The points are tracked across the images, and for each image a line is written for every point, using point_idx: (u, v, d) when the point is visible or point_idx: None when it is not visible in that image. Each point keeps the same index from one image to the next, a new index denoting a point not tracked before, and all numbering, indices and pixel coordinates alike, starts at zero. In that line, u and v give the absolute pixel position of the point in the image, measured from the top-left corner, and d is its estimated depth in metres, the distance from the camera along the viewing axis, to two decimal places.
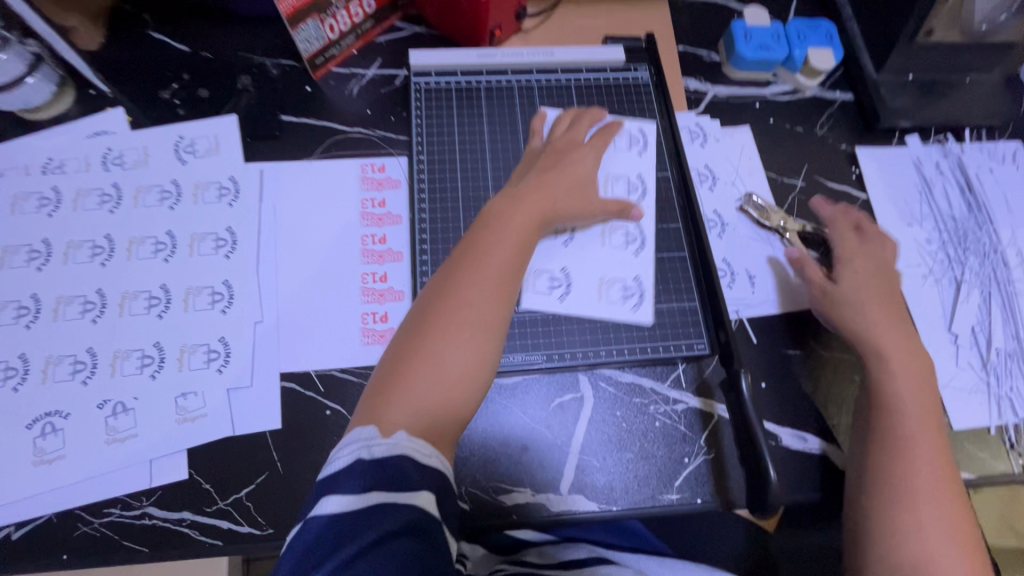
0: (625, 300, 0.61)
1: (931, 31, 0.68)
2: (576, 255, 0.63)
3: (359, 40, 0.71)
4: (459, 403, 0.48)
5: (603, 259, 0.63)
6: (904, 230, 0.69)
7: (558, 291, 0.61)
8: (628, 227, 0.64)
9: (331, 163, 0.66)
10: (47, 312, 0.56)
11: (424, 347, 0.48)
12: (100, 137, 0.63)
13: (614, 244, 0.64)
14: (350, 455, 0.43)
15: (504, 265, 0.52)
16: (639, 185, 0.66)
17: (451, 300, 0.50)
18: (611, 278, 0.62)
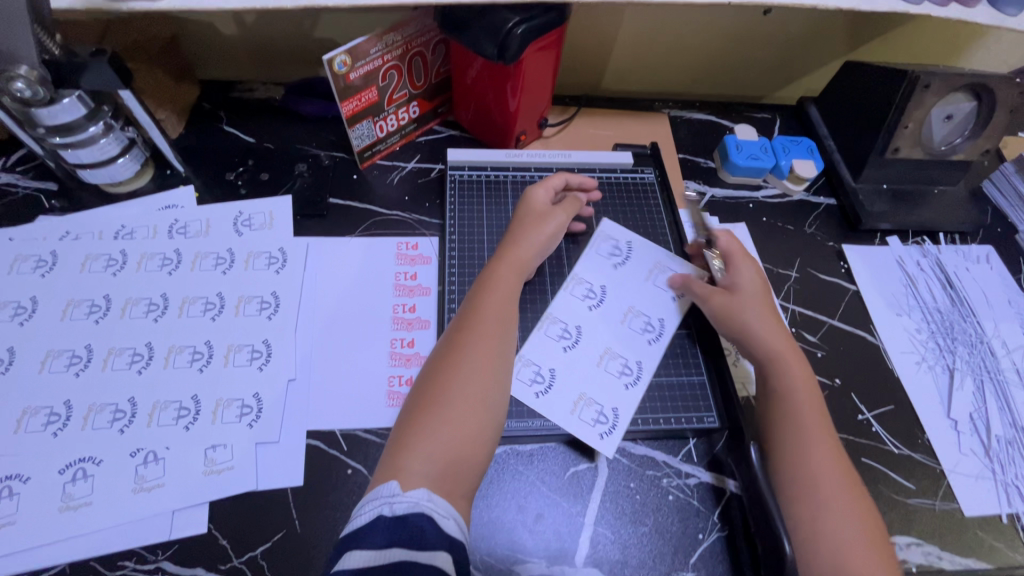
0: (592, 425, 0.61)
1: (898, 149, 0.79)
2: (567, 360, 0.65)
3: (402, 139, 0.82)
4: (473, 440, 0.51)
5: (597, 381, 0.64)
6: (893, 319, 0.74)
7: (536, 387, 0.63)
8: (630, 361, 0.66)
9: (371, 240, 0.73)
10: (97, 361, 0.60)
11: (432, 395, 0.52)
12: (169, 209, 0.71)
13: (609, 369, 0.65)
14: (371, 511, 0.45)
15: (492, 312, 0.58)
16: (658, 330, 0.68)
17: (452, 351, 0.55)
18: (587, 400, 0.63)
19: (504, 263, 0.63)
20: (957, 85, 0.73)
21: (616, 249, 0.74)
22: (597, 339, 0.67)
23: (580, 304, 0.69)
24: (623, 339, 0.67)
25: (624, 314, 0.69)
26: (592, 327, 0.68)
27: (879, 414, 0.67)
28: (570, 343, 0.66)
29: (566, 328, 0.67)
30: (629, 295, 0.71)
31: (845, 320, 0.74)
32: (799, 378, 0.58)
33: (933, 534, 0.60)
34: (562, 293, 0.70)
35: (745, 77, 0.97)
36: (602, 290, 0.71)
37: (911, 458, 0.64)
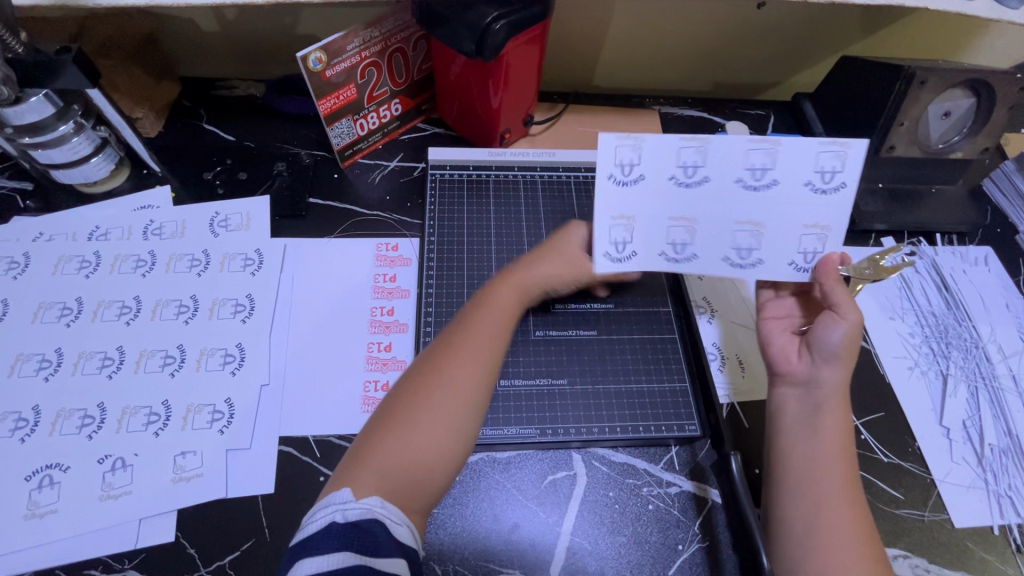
0: (609, 241, 0.55)
1: (893, 148, 0.77)
2: (705, 169, 0.54)
3: (384, 137, 0.80)
4: (437, 462, 0.49)
5: (673, 203, 0.55)
6: (885, 322, 0.72)
7: (615, 172, 0.54)
8: (689, 249, 0.55)
9: (350, 241, 0.71)
10: (68, 365, 0.59)
11: (396, 406, 0.51)
12: (145, 210, 0.70)
13: (672, 231, 0.55)
14: (325, 517, 0.45)
15: (476, 332, 0.55)
16: (746, 264, 0.56)
17: (427, 365, 0.53)
18: (629, 225, 0.55)
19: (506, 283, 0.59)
20: (954, 81, 0.71)
21: (828, 178, 0.54)
22: (688, 202, 0.55)
23: (742, 160, 0.54)
24: (704, 233, 0.55)
25: (739, 216, 0.55)
26: (712, 161, 0.54)
27: (869, 421, 0.65)
28: (687, 184, 0.54)
29: (693, 168, 0.54)
30: (771, 204, 0.55)
31: None
32: (836, 394, 0.54)
33: (922, 545, 0.58)
34: (737, 145, 0.53)
35: (739, 72, 0.95)
36: (770, 167, 0.54)
37: (900, 467, 0.62)
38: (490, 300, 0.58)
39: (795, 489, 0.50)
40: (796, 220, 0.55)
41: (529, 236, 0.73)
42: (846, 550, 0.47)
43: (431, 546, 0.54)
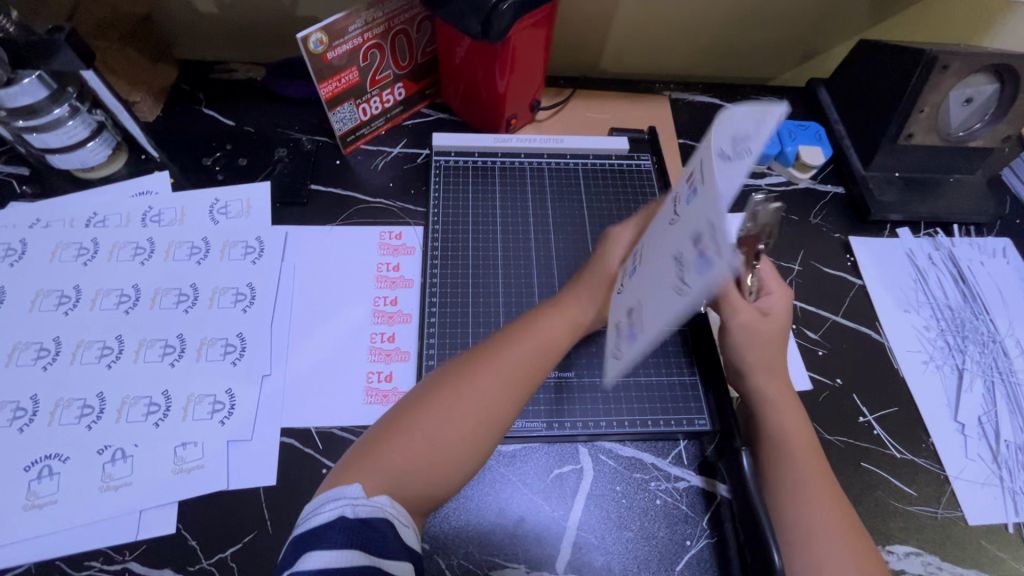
0: (685, 294, 0.36)
1: (911, 136, 0.74)
2: (710, 207, 0.32)
3: (387, 123, 0.78)
4: (449, 467, 0.48)
5: (658, 305, 0.40)
6: (900, 315, 0.71)
7: (707, 233, 0.33)
8: (638, 313, 0.44)
9: (352, 229, 0.70)
10: (66, 355, 0.58)
11: (420, 410, 0.50)
12: (143, 196, 0.69)
13: (649, 300, 0.42)
14: (334, 510, 0.43)
15: (521, 363, 0.53)
16: (659, 253, 0.51)
17: (462, 379, 0.51)
18: (698, 311, 0.37)
19: (561, 313, 0.57)
20: (978, 66, 0.68)
21: (672, 156, 0.42)
22: (682, 235, 0.37)
23: (720, 151, 0.32)
24: (650, 280, 0.43)
25: (664, 237, 0.42)
26: (709, 188, 0.33)
27: (882, 416, 0.64)
28: (700, 249, 0.34)
29: (711, 242, 0.33)
30: (664, 229, 0.43)
31: (849, 316, 0.71)
32: (785, 394, 0.56)
33: (935, 543, 0.57)
34: (731, 126, 0.32)
35: (753, 56, 0.92)
36: (700, 192, 0.35)
37: (914, 463, 0.61)
38: (539, 328, 0.56)
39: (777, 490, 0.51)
40: (659, 212, 0.45)
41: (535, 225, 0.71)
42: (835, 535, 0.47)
43: (436, 540, 0.54)
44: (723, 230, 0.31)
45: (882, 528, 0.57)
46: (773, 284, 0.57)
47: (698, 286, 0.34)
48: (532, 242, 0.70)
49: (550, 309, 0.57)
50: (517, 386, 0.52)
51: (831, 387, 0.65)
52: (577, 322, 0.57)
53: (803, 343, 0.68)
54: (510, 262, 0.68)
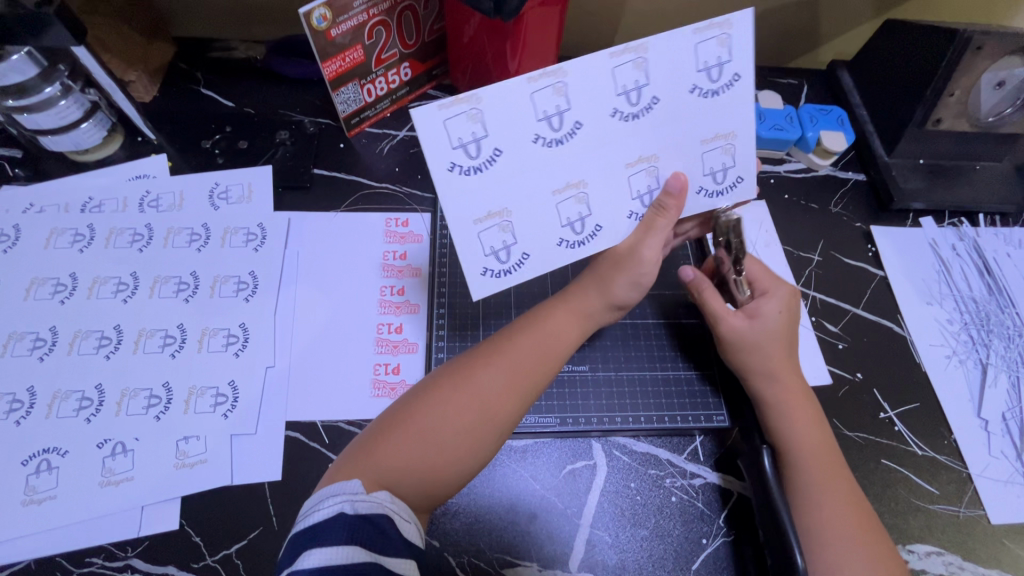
0: (487, 253, 0.48)
1: (939, 121, 0.72)
2: (491, 137, 0.44)
3: (393, 105, 0.75)
4: (447, 465, 0.47)
5: (530, 191, 0.47)
6: (922, 308, 0.68)
7: (455, 155, 0.44)
8: (587, 222, 0.49)
9: (357, 215, 0.67)
10: (63, 345, 0.56)
11: (417, 407, 0.48)
12: (140, 180, 0.66)
13: (562, 207, 0.48)
14: (333, 507, 0.42)
15: (523, 361, 0.50)
16: (722, 189, 0.52)
17: (462, 376, 0.49)
18: (504, 223, 0.47)
19: (567, 305, 0.54)
20: (1013, 47, 0.65)
21: (715, 72, 0.47)
22: (565, 165, 0.47)
23: (608, 90, 0.45)
24: (595, 195, 0.49)
25: (627, 159, 0.48)
26: (579, 98, 0.45)
27: (903, 412, 0.62)
28: (557, 139, 0.45)
29: (475, 143, 0.44)
30: (660, 131, 0.48)
31: (870, 309, 0.68)
32: (796, 388, 0.54)
33: (957, 543, 0.56)
34: (585, 71, 0.44)
35: (774, 37, 0.88)
36: (646, 83, 0.46)
37: (935, 461, 0.60)
38: (544, 322, 0.53)
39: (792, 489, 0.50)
40: (694, 137, 0.49)
41: None
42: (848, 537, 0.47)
43: (446, 537, 0.52)
44: (476, 111, 0.43)
45: (903, 527, 0.56)
46: (767, 280, 0.59)
47: (469, 224, 0.46)
48: None
49: (555, 301, 0.54)
50: (520, 384, 0.49)
51: (851, 382, 0.63)
52: (583, 312, 0.54)
53: (823, 336, 0.66)
54: None
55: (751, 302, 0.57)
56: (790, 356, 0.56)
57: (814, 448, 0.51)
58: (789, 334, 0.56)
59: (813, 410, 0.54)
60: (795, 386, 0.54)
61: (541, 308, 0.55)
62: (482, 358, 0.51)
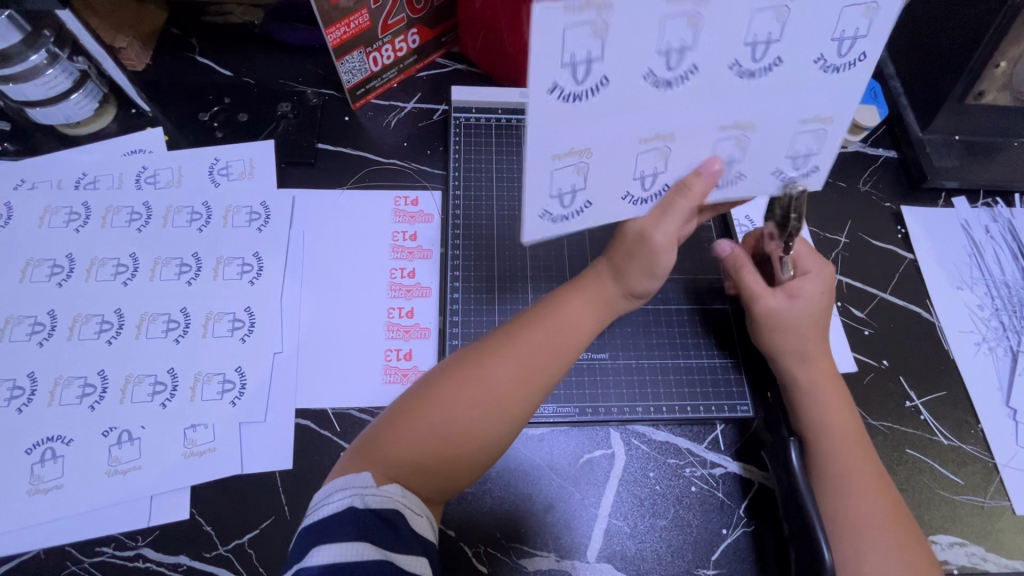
0: (551, 195, 0.44)
1: (982, 94, 0.68)
2: (605, 62, 0.37)
3: (400, 75, 0.71)
4: (457, 460, 0.45)
5: (617, 136, 0.42)
6: (953, 293, 0.66)
7: (560, 76, 0.36)
8: (657, 179, 0.46)
9: (365, 193, 0.64)
10: (63, 329, 0.54)
11: (426, 400, 0.46)
12: (136, 155, 0.63)
13: (641, 159, 0.44)
14: (342, 500, 0.40)
15: (539, 351, 0.48)
16: (799, 174, 0.49)
17: (473, 367, 0.47)
18: (581, 163, 0.42)
19: (583, 294, 0.51)
20: None
21: (847, 47, 0.41)
22: (658, 115, 0.41)
23: (739, 36, 0.39)
24: (678, 152, 0.44)
25: (722, 121, 0.43)
26: (705, 41, 0.38)
27: (929, 400, 0.60)
28: (665, 82, 0.39)
29: (586, 64, 0.36)
30: (767, 96, 0.43)
31: (898, 294, 0.66)
32: (828, 380, 0.52)
33: (980, 533, 0.55)
34: (727, 6, 0.37)
35: None
36: (777, 38, 0.39)
37: (962, 451, 0.58)
38: (557, 311, 0.50)
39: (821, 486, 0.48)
40: (794, 113, 0.44)
41: None
42: (878, 536, 0.45)
43: (462, 526, 0.51)
44: (602, 23, 0.35)
45: (927, 517, 0.55)
46: (809, 260, 0.55)
47: (547, 161, 0.41)
48: None
49: (571, 289, 0.52)
50: (535, 377, 0.47)
51: (877, 369, 0.61)
52: (601, 302, 0.51)
53: (849, 322, 0.64)
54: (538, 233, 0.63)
55: (791, 280, 0.55)
56: (824, 340, 0.53)
57: (844, 443, 0.49)
58: (823, 319, 0.53)
59: (845, 404, 0.51)
60: (824, 378, 0.52)
61: (557, 296, 0.52)
62: (494, 349, 0.48)
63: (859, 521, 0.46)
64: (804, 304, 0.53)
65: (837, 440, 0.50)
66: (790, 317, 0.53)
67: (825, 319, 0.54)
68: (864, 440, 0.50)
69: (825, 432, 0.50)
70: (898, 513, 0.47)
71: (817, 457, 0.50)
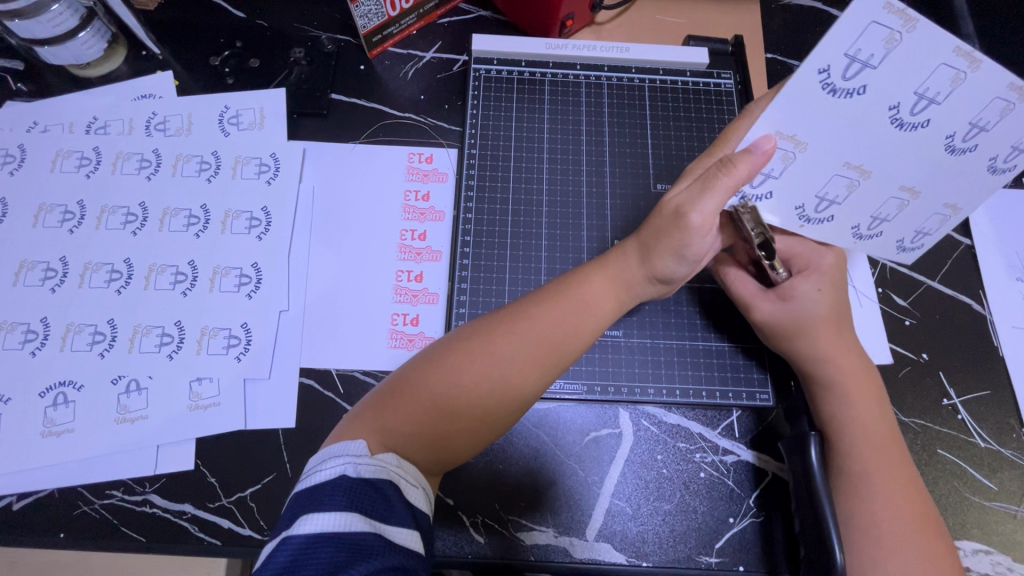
0: None
1: None
2: (876, 74, 0.36)
3: (419, 20, 0.66)
4: (451, 437, 0.43)
5: (836, 149, 0.41)
6: (1010, 285, 0.60)
7: (837, 63, 0.36)
8: (768, 180, 0.44)
9: (377, 149, 0.61)
10: (74, 277, 0.54)
11: (428, 374, 0.44)
12: (146, 100, 0.61)
13: (831, 181, 0.43)
14: (335, 468, 0.39)
15: (550, 331, 0.45)
16: (866, 236, 0.47)
17: (480, 344, 0.44)
18: (792, 153, 0.41)
19: (604, 271, 0.47)
20: None
21: (972, 135, 0.38)
22: (869, 145, 0.40)
23: (912, 80, 0.36)
24: (865, 192, 0.43)
25: (903, 181, 0.42)
26: (890, 68, 0.35)
27: (970, 399, 0.56)
28: (903, 123, 0.38)
29: (861, 65, 0.35)
30: (949, 175, 0.41)
31: (947, 283, 0.60)
32: (854, 373, 0.48)
33: (1009, 542, 0.51)
34: (992, 81, 0.35)
35: None
36: (942, 100, 0.36)
37: (1000, 455, 0.54)
38: (572, 287, 0.46)
39: (843, 485, 0.45)
40: (944, 200, 0.43)
41: (587, 153, 0.62)
42: (898, 544, 0.43)
43: (461, 496, 0.51)
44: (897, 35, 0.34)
45: (953, 522, 0.52)
46: (806, 254, 0.51)
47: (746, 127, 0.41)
48: (580, 176, 0.61)
49: (591, 264, 0.48)
50: (546, 360, 0.44)
51: (914, 363, 0.57)
52: (623, 281, 0.47)
53: (888, 310, 0.59)
54: (556, 198, 0.60)
55: (787, 284, 0.50)
56: (842, 333, 0.49)
57: (870, 446, 0.46)
58: (839, 311, 0.49)
59: (876, 400, 0.48)
60: (849, 371, 0.48)
61: (577, 271, 0.48)
62: (504, 326, 0.45)
63: (878, 527, 0.43)
64: (824, 296, 0.49)
65: (862, 441, 0.46)
66: (807, 312, 0.48)
67: (845, 311, 0.50)
68: (895, 442, 0.47)
69: (849, 428, 0.47)
70: (925, 521, 0.44)
71: (838, 454, 0.46)
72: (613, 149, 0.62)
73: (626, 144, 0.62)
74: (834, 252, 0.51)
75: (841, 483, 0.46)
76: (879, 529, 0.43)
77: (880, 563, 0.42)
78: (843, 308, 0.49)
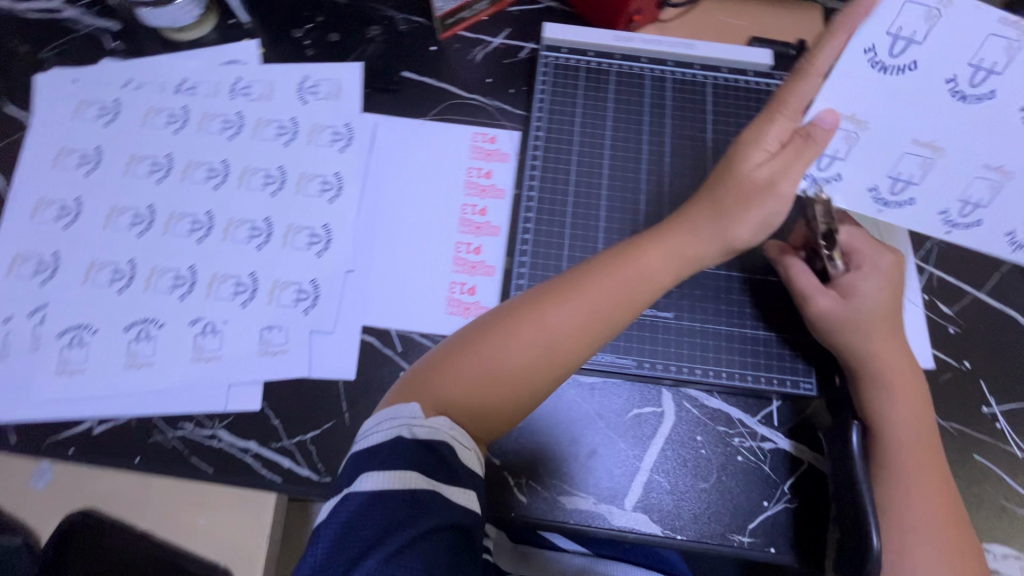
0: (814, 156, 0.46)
1: None
2: (922, 49, 0.39)
3: (491, 6, 0.69)
4: (500, 399, 0.46)
5: (902, 129, 0.44)
6: None
7: (881, 42, 0.40)
8: (835, 162, 0.47)
9: (445, 126, 0.64)
10: (159, 224, 0.58)
11: (478, 341, 0.46)
12: (232, 65, 0.65)
13: (904, 160, 0.45)
14: (389, 430, 0.42)
15: (597, 303, 0.46)
16: (960, 223, 0.48)
17: (529, 314, 0.47)
18: (855, 133, 0.45)
19: (671, 239, 0.48)
20: None
21: None
22: (940, 124, 0.43)
23: (966, 51, 0.39)
24: (941, 168, 0.45)
25: (988, 159, 0.44)
26: (935, 42, 0.39)
27: (1010, 409, 0.57)
28: (965, 95, 0.41)
29: (908, 41, 0.39)
30: None
31: (994, 295, 0.61)
32: (900, 372, 0.49)
33: None
34: None
35: None
36: (1000, 70, 0.39)
37: None
38: (621, 262, 0.48)
39: (883, 478, 0.47)
40: None
41: (648, 143, 0.64)
42: (929, 537, 0.44)
43: (508, 458, 0.53)
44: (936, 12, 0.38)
45: (984, 525, 0.53)
46: (866, 251, 0.51)
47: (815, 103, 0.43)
48: (639, 165, 0.63)
49: (652, 232, 0.49)
50: (593, 330, 0.46)
51: (956, 370, 0.58)
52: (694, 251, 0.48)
53: (933, 317, 0.60)
54: (615, 184, 0.62)
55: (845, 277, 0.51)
56: (895, 333, 0.50)
57: (908, 442, 0.47)
58: (894, 311, 0.50)
59: (918, 399, 0.49)
60: (896, 370, 0.49)
61: (630, 243, 0.49)
62: (551, 297, 0.47)
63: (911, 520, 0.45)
64: (880, 296, 0.49)
65: (899, 437, 0.48)
66: (862, 309, 0.49)
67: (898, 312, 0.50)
68: (930, 440, 0.48)
69: (891, 424, 0.48)
70: (953, 517, 0.46)
71: (880, 448, 0.48)
72: (672, 141, 0.64)
73: (685, 137, 0.64)
74: (891, 253, 0.52)
75: (881, 476, 0.47)
76: (913, 522, 0.45)
77: (911, 554, 0.44)
78: (897, 309, 0.50)
